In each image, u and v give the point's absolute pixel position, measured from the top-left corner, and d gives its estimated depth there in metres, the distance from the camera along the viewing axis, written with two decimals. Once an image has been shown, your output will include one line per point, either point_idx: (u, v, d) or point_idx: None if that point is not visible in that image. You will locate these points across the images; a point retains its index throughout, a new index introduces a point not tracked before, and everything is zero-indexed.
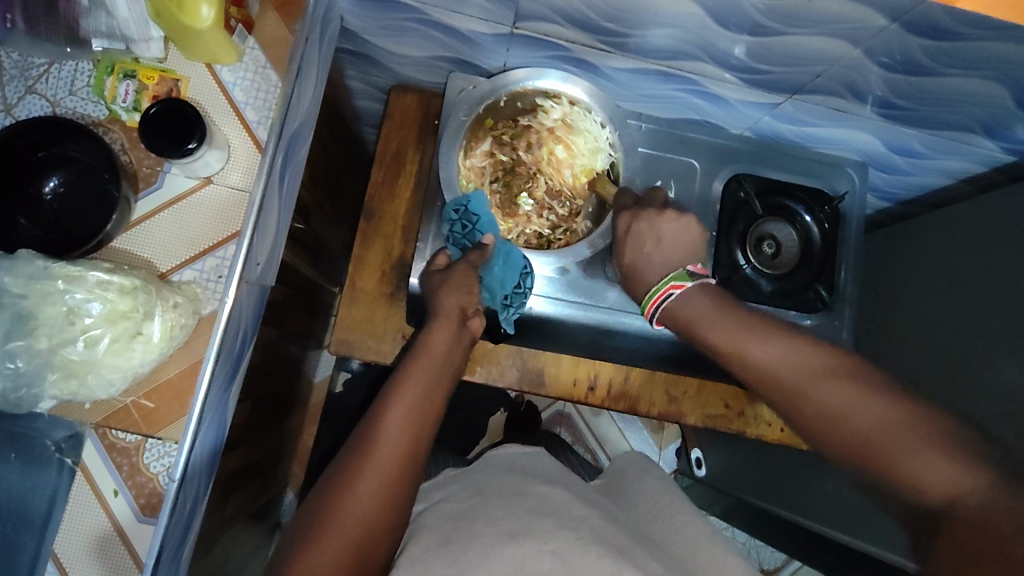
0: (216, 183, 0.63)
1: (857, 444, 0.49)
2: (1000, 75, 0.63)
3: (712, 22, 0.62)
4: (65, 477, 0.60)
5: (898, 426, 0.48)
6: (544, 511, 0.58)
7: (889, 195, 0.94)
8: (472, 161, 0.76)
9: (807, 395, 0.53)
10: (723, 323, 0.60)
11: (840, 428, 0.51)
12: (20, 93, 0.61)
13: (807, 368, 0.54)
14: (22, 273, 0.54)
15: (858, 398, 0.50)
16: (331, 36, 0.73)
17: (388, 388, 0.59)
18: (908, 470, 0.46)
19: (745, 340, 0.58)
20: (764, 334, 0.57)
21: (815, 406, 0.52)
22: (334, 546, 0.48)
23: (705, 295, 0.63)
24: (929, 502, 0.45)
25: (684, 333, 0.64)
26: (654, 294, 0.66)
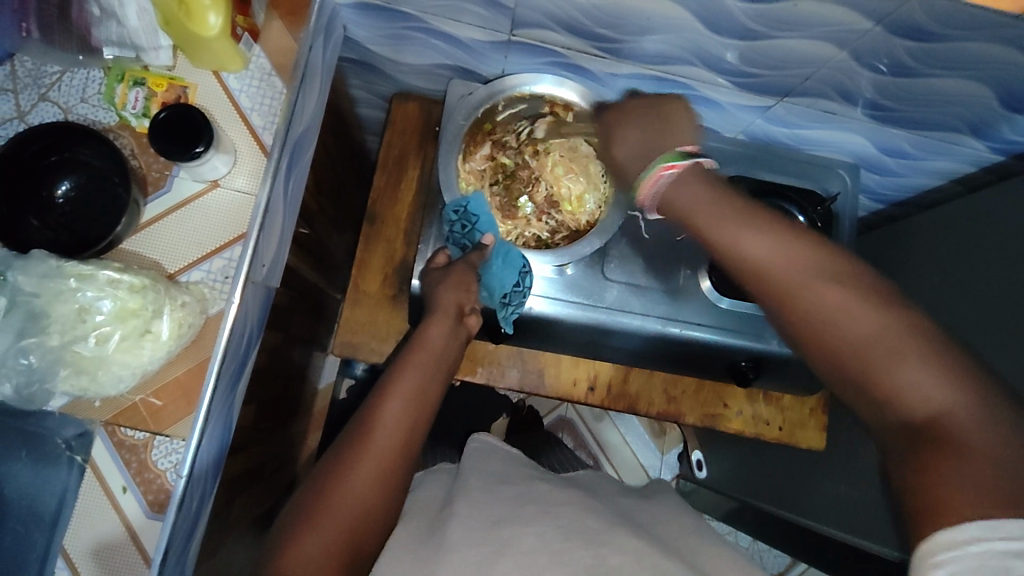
0: (223, 186, 0.65)
1: (842, 349, 0.45)
2: (984, 76, 0.65)
3: (702, 27, 0.64)
4: (75, 473, 0.61)
5: (877, 330, 0.44)
6: (528, 499, 0.59)
7: (881, 197, 0.96)
8: (471, 164, 0.78)
9: (798, 295, 0.48)
10: (730, 214, 0.52)
11: (827, 330, 0.46)
12: (33, 100, 0.63)
13: (807, 268, 0.48)
14: (36, 272, 0.55)
15: (850, 309, 0.45)
16: (334, 43, 0.75)
17: (387, 380, 0.60)
18: (897, 380, 0.43)
19: (748, 233, 0.50)
20: (768, 230, 0.50)
21: (798, 303, 0.47)
22: (325, 535, 0.49)
23: (704, 184, 0.54)
24: (928, 418, 0.41)
25: (678, 221, 0.55)
26: (644, 182, 0.57)
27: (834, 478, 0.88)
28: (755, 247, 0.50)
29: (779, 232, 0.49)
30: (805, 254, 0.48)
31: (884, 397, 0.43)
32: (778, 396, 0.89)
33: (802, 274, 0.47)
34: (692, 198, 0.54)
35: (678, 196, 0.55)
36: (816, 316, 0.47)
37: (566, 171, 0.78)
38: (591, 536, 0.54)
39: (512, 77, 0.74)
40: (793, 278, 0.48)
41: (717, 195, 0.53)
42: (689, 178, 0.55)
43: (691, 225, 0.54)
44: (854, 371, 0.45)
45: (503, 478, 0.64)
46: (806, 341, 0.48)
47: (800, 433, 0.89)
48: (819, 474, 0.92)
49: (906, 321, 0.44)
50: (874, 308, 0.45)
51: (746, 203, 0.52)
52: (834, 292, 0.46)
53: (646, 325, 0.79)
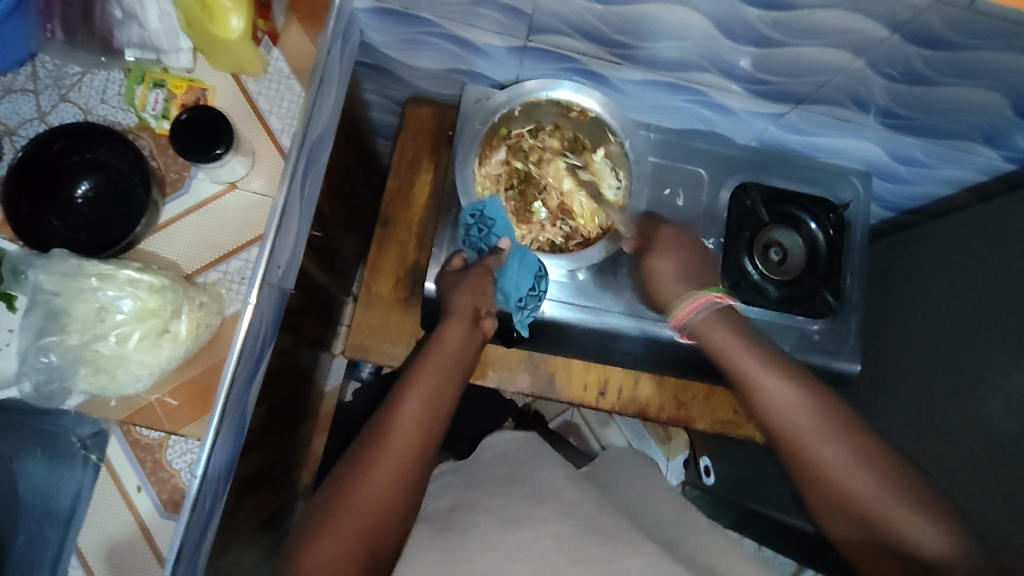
0: (240, 188, 0.66)
1: (852, 504, 0.56)
2: (999, 85, 0.66)
3: (718, 33, 0.64)
4: (89, 473, 0.61)
5: (879, 493, 0.55)
6: (538, 498, 0.59)
7: (892, 205, 0.96)
8: (487, 168, 0.78)
9: (810, 451, 0.59)
10: (754, 357, 0.66)
11: (857, 507, 0.56)
12: (53, 101, 0.64)
13: (803, 405, 0.61)
14: (57, 271, 0.56)
15: (852, 461, 0.57)
16: (351, 48, 0.76)
17: (404, 382, 0.60)
18: (905, 542, 0.53)
19: (771, 381, 0.64)
20: (778, 370, 0.64)
21: (810, 460, 0.59)
22: (343, 535, 0.49)
23: (725, 315, 0.70)
24: (921, 559, 0.52)
25: (709, 348, 0.69)
26: (681, 307, 0.72)
27: None
28: (778, 399, 0.62)
29: (791, 375, 0.64)
30: (833, 446, 0.58)
31: (895, 546, 0.54)
32: None
33: (807, 421, 0.60)
34: (709, 335, 0.69)
35: (701, 326, 0.71)
36: (844, 498, 0.57)
37: (581, 181, 0.79)
38: (606, 538, 0.54)
39: (529, 82, 0.75)
40: (810, 435, 0.59)
41: (731, 334, 0.68)
42: (715, 314, 0.70)
43: (719, 354, 0.68)
44: (871, 524, 0.55)
45: (515, 481, 0.64)
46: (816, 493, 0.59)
47: None
48: None
49: (907, 493, 0.55)
50: (864, 454, 0.57)
51: (748, 336, 0.68)
52: (831, 440, 0.59)
53: (657, 332, 0.79)
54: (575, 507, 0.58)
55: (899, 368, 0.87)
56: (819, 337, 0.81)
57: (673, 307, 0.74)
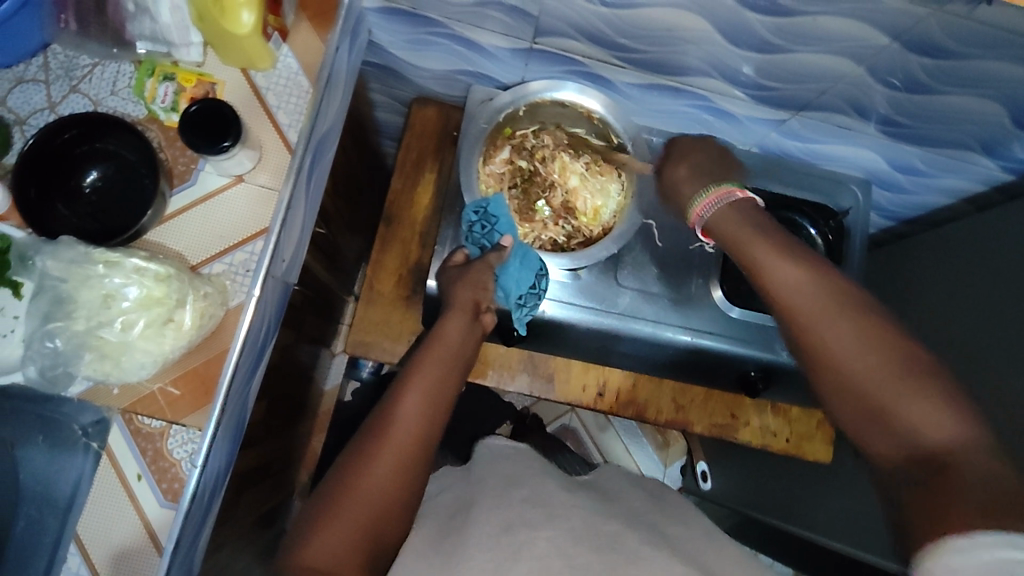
0: (247, 181, 0.66)
1: (859, 382, 0.50)
2: (997, 95, 0.67)
3: (722, 38, 0.65)
4: (89, 460, 0.62)
5: (889, 370, 0.49)
6: (535, 501, 0.57)
7: (892, 214, 0.97)
8: (491, 166, 0.79)
9: (819, 332, 0.53)
10: (769, 250, 0.57)
11: (857, 387, 0.50)
12: (64, 91, 0.65)
13: (818, 287, 0.54)
14: (64, 257, 0.57)
15: (863, 340, 0.51)
16: (359, 47, 0.77)
17: (404, 375, 0.61)
18: (909, 417, 0.47)
19: (782, 265, 0.55)
20: (793, 257, 0.56)
21: (819, 343, 0.52)
22: (345, 524, 0.50)
23: (743, 213, 0.61)
24: (926, 444, 0.46)
25: (727, 245, 0.61)
26: (705, 199, 0.64)
27: (840, 493, 0.88)
28: (790, 283, 0.55)
29: (809, 264, 0.55)
30: (846, 327, 0.51)
31: (895, 432, 0.48)
32: (786, 408, 0.90)
33: (824, 304, 0.53)
34: (732, 229, 0.61)
35: (722, 223, 0.61)
36: (849, 375, 0.50)
37: (586, 181, 0.80)
38: (601, 535, 0.54)
39: (534, 83, 0.76)
40: (817, 314, 0.53)
41: (748, 222, 0.60)
42: (731, 209, 0.61)
43: (735, 246, 0.60)
44: (869, 407, 0.49)
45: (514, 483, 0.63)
46: (823, 374, 0.52)
47: (807, 445, 0.89)
48: (824, 488, 0.92)
49: (921, 373, 0.48)
50: (878, 334, 0.51)
51: (765, 227, 0.59)
52: (846, 321, 0.52)
53: (658, 332, 0.79)
54: (570, 506, 0.58)
55: None
56: None
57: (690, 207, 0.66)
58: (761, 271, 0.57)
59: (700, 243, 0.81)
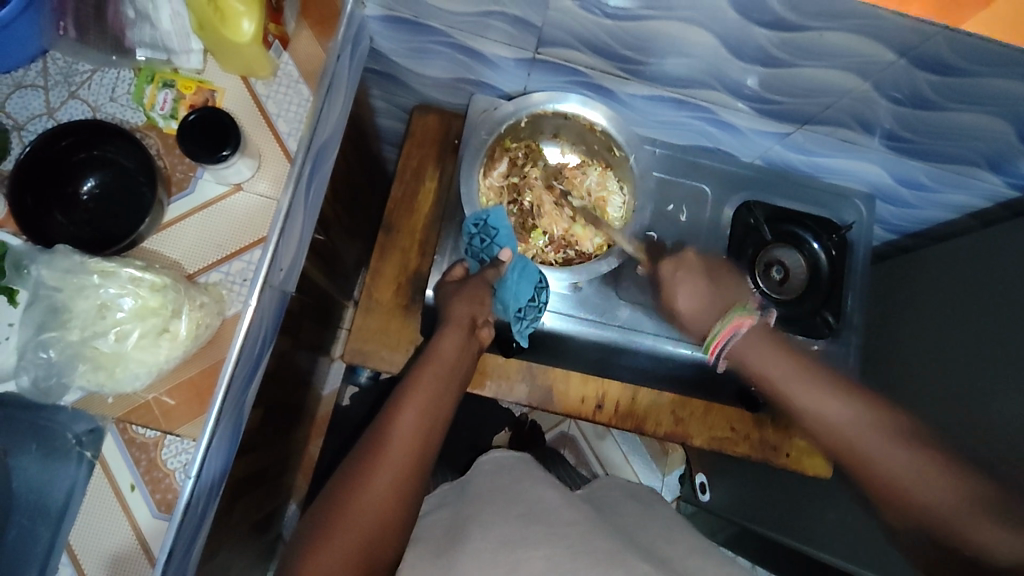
0: (246, 190, 0.66)
1: (907, 500, 0.58)
2: (1004, 112, 0.66)
3: (726, 52, 0.65)
4: (83, 470, 0.61)
5: (958, 502, 0.55)
6: (533, 518, 0.57)
7: (896, 227, 0.96)
8: (491, 179, 0.79)
9: (863, 454, 0.62)
10: (816, 386, 0.67)
11: (907, 499, 0.58)
12: (63, 98, 0.64)
13: (859, 422, 0.63)
14: (60, 267, 0.57)
15: (908, 468, 0.59)
16: (360, 54, 0.76)
17: (401, 391, 0.61)
18: (975, 544, 0.53)
19: (827, 402, 0.66)
20: (843, 396, 0.66)
21: (872, 467, 0.61)
22: (342, 539, 0.49)
23: (767, 338, 0.71)
24: (993, 561, 0.52)
25: (753, 374, 0.72)
26: (716, 335, 0.73)
27: (840, 508, 0.88)
28: (842, 421, 0.64)
29: (854, 403, 0.65)
30: (893, 453, 0.60)
31: (956, 544, 0.55)
32: (787, 422, 0.89)
33: (860, 436, 0.63)
34: (760, 359, 0.71)
35: (760, 366, 0.70)
36: (901, 491, 0.59)
37: (583, 211, 0.80)
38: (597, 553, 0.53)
39: (536, 94, 0.76)
40: (870, 444, 0.62)
41: (786, 366, 0.69)
42: (758, 336, 0.72)
43: (774, 388, 0.70)
44: (951, 538, 0.55)
45: (509, 498, 0.63)
46: (880, 498, 0.61)
47: (807, 460, 0.89)
48: (824, 503, 0.92)
49: (964, 485, 0.56)
50: (925, 458, 0.59)
51: (807, 372, 0.68)
52: (892, 446, 0.60)
53: (658, 346, 0.79)
54: (567, 523, 0.57)
55: (902, 391, 0.86)
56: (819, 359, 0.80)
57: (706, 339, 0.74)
58: (805, 411, 0.67)
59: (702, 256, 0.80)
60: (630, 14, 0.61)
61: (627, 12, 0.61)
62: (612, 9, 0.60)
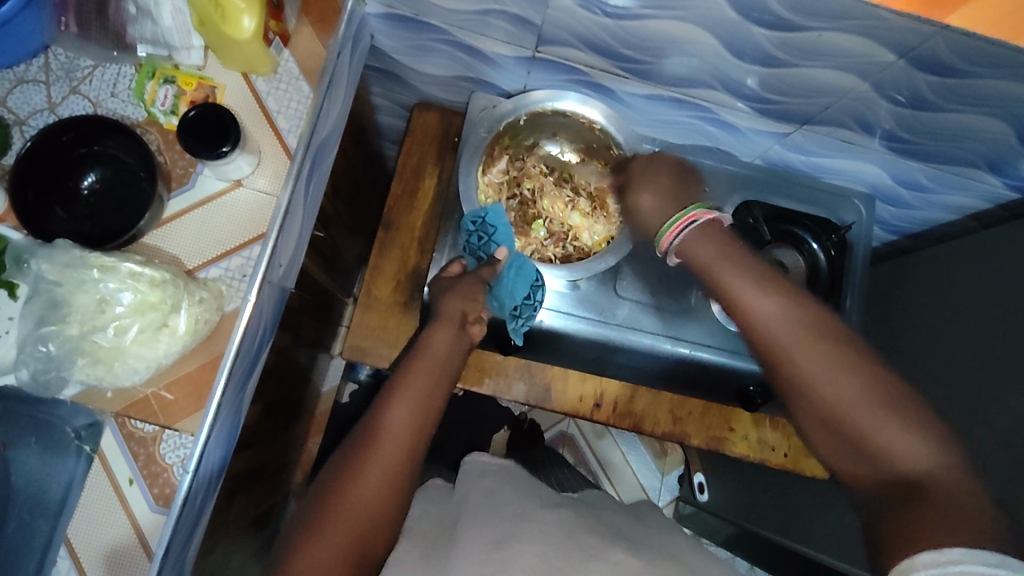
0: (245, 186, 0.66)
1: (827, 409, 0.51)
2: (1003, 113, 0.66)
3: (725, 51, 0.65)
4: (82, 463, 0.61)
5: (865, 401, 0.50)
6: (524, 514, 0.57)
7: (896, 228, 0.96)
8: (490, 176, 0.80)
9: (786, 355, 0.54)
10: (744, 279, 0.58)
11: (831, 408, 0.51)
12: (64, 92, 0.64)
13: (784, 316, 0.55)
14: (60, 261, 0.57)
15: (830, 370, 0.51)
16: (361, 52, 0.76)
17: (392, 386, 0.61)
18: (884, 449, 0.48)
19: (756, 296, 0.56)
20: (772, 291, 0.56)
21: (790, 367, 0.54)
22: (330, 540, 0.50)
23: (713, 234, 0.61)
24: (900, 471, 0.48)
25: (696, 271, 0.62)
26: (677, 222, 0.63)
27: (837, 509, 0.88)
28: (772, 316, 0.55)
29: (784, 295, 0.56)
30: (816, 353, 0.52)
31: (871, 452, 0.49)
32: (784, 422, 0.89)
33: (798, 336, 0.53)
34: (703, 253, 0.61)
35: (694, 254, 0.61)
36: (816, 396, 0.52)
37: (581, 205, 0.81)
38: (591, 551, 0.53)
39: (536, 93, 0.75)
40: (788, 342, 0.54)
41: (723, 249, 0.60)
42: (702, 233, 0.62)
43: (702, 273, 0.61)
44: (862, 447, 0.50)
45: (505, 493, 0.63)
46: (795, 399, 0.54)
47: (805, 461, 0.89)
48: (821, 504, 0.92)
49: (884, 387, 0.50)
50: (849, 359, 0.52)
51: (746, 262, 0.59)
52: (819, 349, 0.52)
53: (657, 345, 0.80)
54: (558, 521, 0.56)
55: None
56: None
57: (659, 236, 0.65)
58: (733, 296, 0.58)
59: None
60: (629, 13, 0.61)
61: (626, 12, 0.61)
62: (611, 8, 0.61)
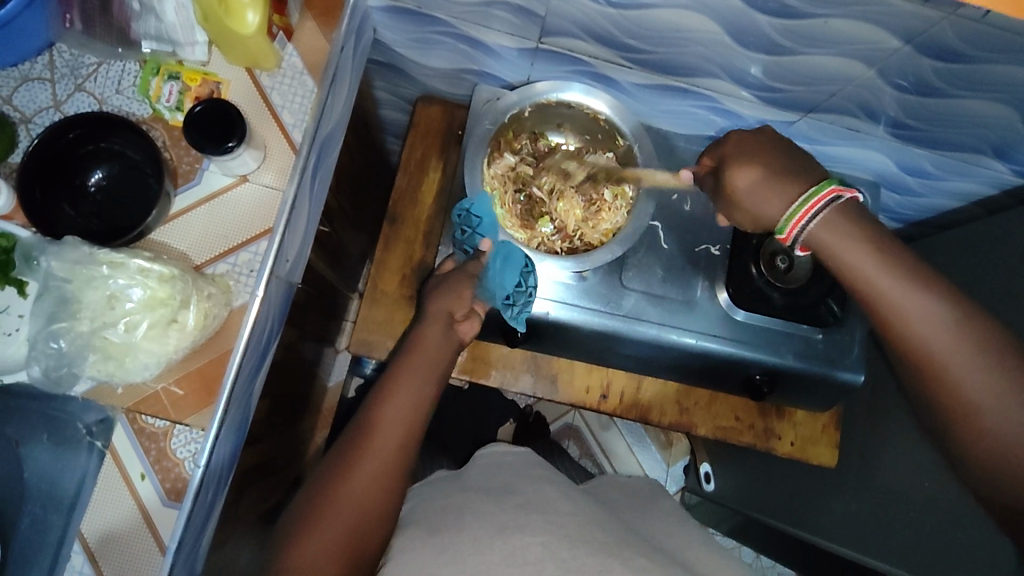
0: (251, 181, 0.66)
1: (995, 431, 0.50)
2: (1009, 98, 0.65)
3: (730, 40, 0.64)
4: (95, 458, 0.62)
5: None
6: (529, 507, 0.56)
7: (900, 216, 0.96)
8: (495, 168, 0.79)
9: (948, 368, 0.52)
10: (905, 281, 0.54)
11: (996, 428, 0.50)
12: (69, 90, 0.64)
13: (951, 330, 0.52)
14: (69, 258, 0.57)
15: (999, 389, 0.50)
16: (364, 45, 0.76)
17: (385, 383, 0.62)
18: None
19: (919, 304, 0.53)
20: (937, 300, 0.53)
21: (951, 380, 0.52)
22: (328, 531, 0.51)
23: (861, 231, 0.56)
24: None
25: (831, 264, 0.58)
26: (808, 203, 0.57)
27: (844, 498, 0.88)
28: (932, 328, 0.53)
29: (950, 304, 0.52)
30: (982, 368, 0.51)
31: None
32: (790, 411, 0.89)
33: (962, 350, 0.51)
34: (834, 237, 0.57)
35: (833, 246, 0.57)
36: (981, 411, 0.50)
37: (590, 193, 0.81)
38: (599, 541, 0.53)
39: (539, 84, 0.76)
40: (954, 356, 0.52)
41: (869, 253, 0.55)
42: (846, 226, 0.56)
43: (857, 278, 0.56)
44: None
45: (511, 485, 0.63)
46: (951, 413, 0.52)
47: (811, 449, 0.89)
48: (827, 492, 0.92)
49: None
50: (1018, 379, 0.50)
51: (900, 263, 0.54)
52: (987, 365, 0.50)
53: (662, 335, 0.79)
54: (562, 513, 0.56)
55: None
56: (823, 346, 0.79)
57: (781, 221, 0.59)
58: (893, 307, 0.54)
59: (705, 246, 0.81)
60: (633, 3, 0.61)
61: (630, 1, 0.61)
62: None
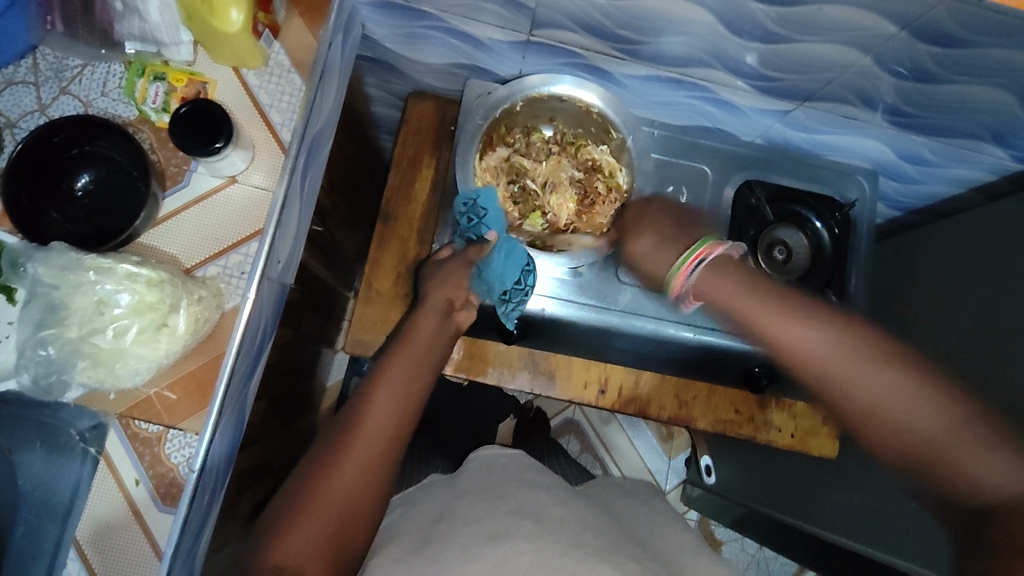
0: (241, 182, 0.65)
1: (896, 433, 0.53)
2: (1007, 82, 0.65)
3: (723, 28, 0.63)
4: (89, 464, 0.61)
5: (941, 425, 0.51)
6: (525, 510, 0.55)
7: (899, 204, 0.95)
8: (489, 160, 0.78)
9: (842, 383, 0.56)
10: (777, 313, 0.59)
11: (896, 431, 0.53)
12: (54, 93, 0.64)
13: (833, 346, 0.56)
14: (56, 264, 0.57)
15: (889, 392, 0.53)
16: (353, 41, 0.76)
17: (376, 374, 0.62)
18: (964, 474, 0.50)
19: (799, 333, 0.58)
20: (811, 321, 0.58)
21: (848, 393, 0.55)
22: (313, 529, 0.51)
23: (732, 272, 0.64)
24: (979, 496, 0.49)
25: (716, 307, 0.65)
26: (684, 261, 0.66)
27: (846, 489, 0.87)
28: (812, 348, 0.57)
29: (821, 325, 0.57)
30: (870, 376, 0.54)
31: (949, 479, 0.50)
32: (790, 403, 0.88)
33: (846, 364, 0.55)
34: (713, 281, 0.64)
35: (709, 289, 0.65)
36: (879, 417, 0.54)
37: (585, 185, 0.80)
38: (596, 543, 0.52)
39: (532, 77, 0.74)
40: (841, 370, 0.56)
41: (744, 290, 0.62)
42: (717, 271, 0.64)
43: (741, 315, 0.62)
44: (931, 470, 0.52)
45: (507, 486, 0.62)
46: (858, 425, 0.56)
47: (812, 440, 0.88)
48: (829, 483, 0.91)
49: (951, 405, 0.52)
50: (902, 380, 0.53)
51: (774, 296, 0.61)
52: (874, 372, 0.54)
53: (660, 329, 0.80)
54: (559, 515, 0.56)
55: None
56: None
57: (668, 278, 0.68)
58: (776, 340, 0.59)
59: None
60: None
61: None
62: None
